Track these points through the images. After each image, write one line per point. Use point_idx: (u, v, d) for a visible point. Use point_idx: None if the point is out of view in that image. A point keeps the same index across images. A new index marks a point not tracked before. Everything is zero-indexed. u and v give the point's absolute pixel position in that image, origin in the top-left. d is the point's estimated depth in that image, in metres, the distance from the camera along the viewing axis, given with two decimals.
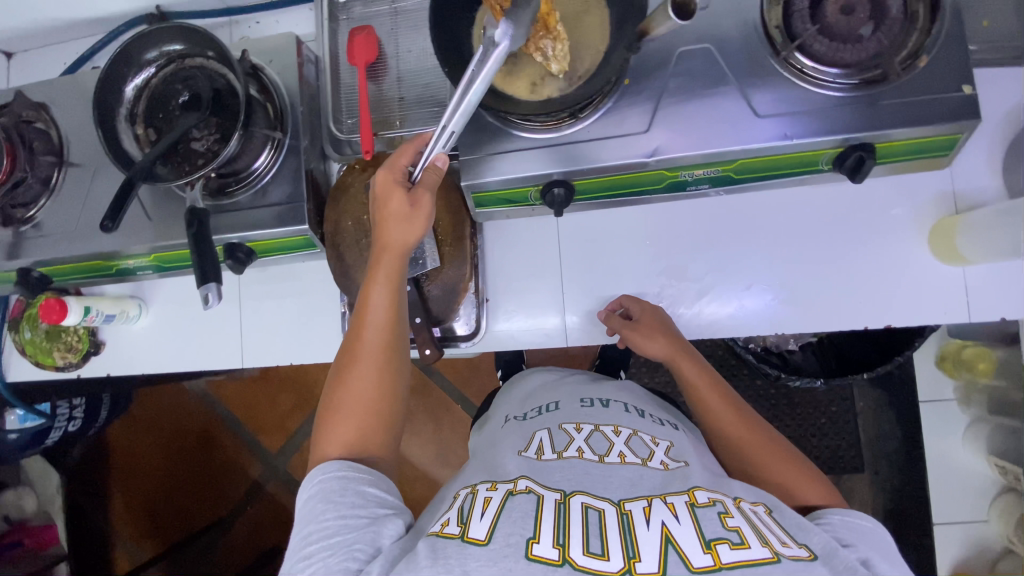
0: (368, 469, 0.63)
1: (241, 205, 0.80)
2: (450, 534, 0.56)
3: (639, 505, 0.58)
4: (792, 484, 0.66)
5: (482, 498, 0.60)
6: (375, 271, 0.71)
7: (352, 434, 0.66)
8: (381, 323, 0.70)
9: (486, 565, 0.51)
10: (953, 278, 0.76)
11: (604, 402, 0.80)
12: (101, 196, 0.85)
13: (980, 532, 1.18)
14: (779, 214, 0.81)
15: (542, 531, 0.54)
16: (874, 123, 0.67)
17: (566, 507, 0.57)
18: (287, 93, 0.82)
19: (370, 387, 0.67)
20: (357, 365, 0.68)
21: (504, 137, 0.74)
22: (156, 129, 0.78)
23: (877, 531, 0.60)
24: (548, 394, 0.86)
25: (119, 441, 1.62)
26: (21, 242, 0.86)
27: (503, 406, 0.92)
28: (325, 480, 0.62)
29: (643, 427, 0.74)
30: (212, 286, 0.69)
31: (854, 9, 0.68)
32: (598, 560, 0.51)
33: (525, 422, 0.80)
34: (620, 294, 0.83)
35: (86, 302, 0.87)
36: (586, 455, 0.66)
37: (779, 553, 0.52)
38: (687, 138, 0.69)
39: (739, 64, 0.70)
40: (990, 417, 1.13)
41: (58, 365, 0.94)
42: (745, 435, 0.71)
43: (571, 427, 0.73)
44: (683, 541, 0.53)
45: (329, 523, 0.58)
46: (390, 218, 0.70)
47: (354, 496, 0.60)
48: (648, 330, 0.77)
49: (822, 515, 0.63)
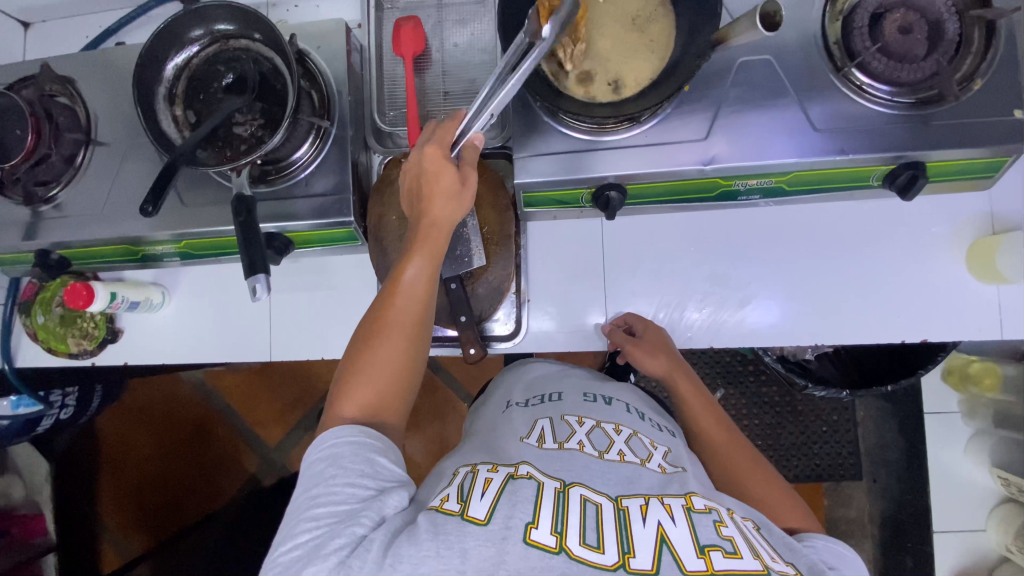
0: (379, 436, 0.60)
1: (282, 195, 0.78)
2: (449, 510, 0.54)
3: (636, 502, 0.56)
4: (774, 507, 0.66)
5: (483, 478, 0.58)
6: (416, 246, 0.66)
7: (374, 401, 0.63)
8: (418, 298, 0.65)
9: (484, 545, 0.49)
10: (988, 296, 0.78)
11: (607, 399, 0.74)
12: (130, 178, 0.81)
13: (978, 541, 1.21)
14: (820, 227, 0.81)
15: (541, 516, 0.52)
16: (928, 142, 0.69)
17: (566, 496, 0.55)
18: (334, 80, 0.80)
19: (400, 360, 0.64)
20: (389, 334, 0.64)
21: (560, 137, 0.73)
22: (196, 111, 0.76)
23: (856, 561, 0.59)
24: (553, 383, 0.79)
25: (108, 432, 1.55)
26: (39, 222, 0.82)
27: (497, 395, 0.82)
28: (336, 445, 0.59)
29: (642, 429, 0.69)
30: (261, 277, 0.65)
31: (912, 29, 0.69)
32: (593, 553, 0.49)
33: (527, 412, 0.73)
34: (626, 310, 0.83)
35: (112, 288, 0.84)
36: (587, 450, 0.63)
37: (769, 567, 0.51)
38: (744, 149, 0.70)
39: (799, 77, 0.71)
40: (994, 430, 1.17)
41: (71, 352, 0.90)
42: (733, 454, 0.71)
43: (573, 418, 0.69)
44: (677, 543, 0.51)
45: (337, 489, 0.56)
46: (437, 193, 0.64)
47: (365, 463, 0.58)
48: (648, 348, 0.78)
49: (806, 538, 0.61)
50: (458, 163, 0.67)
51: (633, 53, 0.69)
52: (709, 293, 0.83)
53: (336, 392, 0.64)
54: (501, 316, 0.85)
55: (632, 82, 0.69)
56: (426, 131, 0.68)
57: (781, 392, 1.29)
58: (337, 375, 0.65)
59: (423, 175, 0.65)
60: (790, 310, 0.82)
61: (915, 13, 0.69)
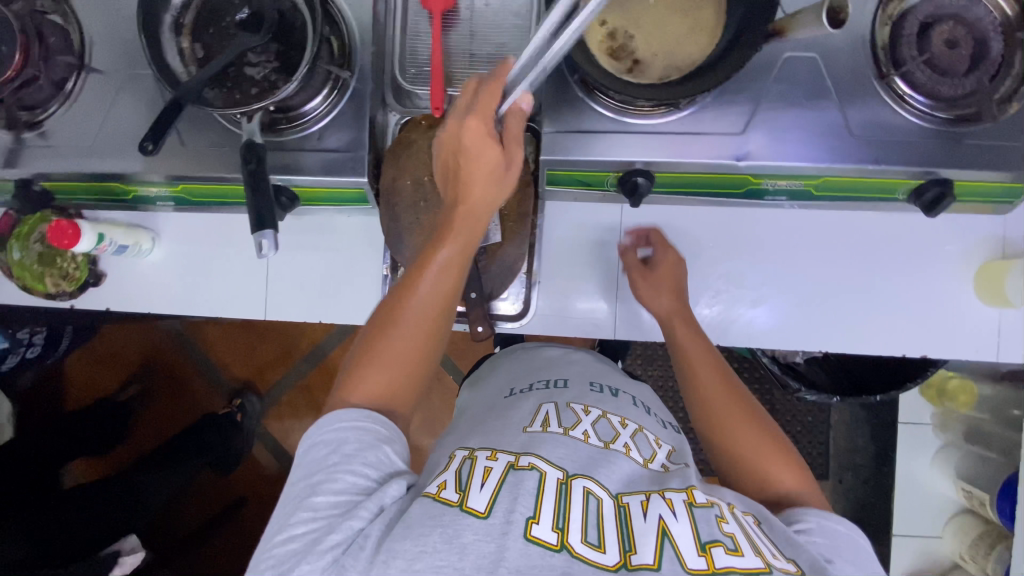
0: (387, 424, 0.58)
1: (291, 146, 0.74)
2: (447, 500, 0.51)
3: (636, 498, 0.54)
4: (763, 464, 0.63)
5: (481, 467, 0.55)
6: (448, 234, 0.61)
7: (384, 389, 0.59)
8: (442, 291, 0.60)
9: (484, 540, 0.47)
10: (988, 318, 0.80)
11: (614, 390, 0.72)
12: (125, 111, 0.75)
13: (933, 547, 1.26)
14: (837, 234, 0.81)
15: (542, 511, 0.50)
16: (960, 161, 0.68)
17: (568, 489, 0.52)
18: (358, 28, 0.74)
19: (416, 351, 0.60)
20: (406, 325, 0.60)
21: (591, 116, 0.70)
22: (205, 46, 0.70)
23: (852, 534, 0.56)
24: (555, 369, 0.75)
25: (77, 372, 1.46)
26: (20, 149, 0.75)
27: (500, 375, 0.79)
28: (341, 431, 0.56)
29: (648, 424, 0.67)
30: (268, 232, 0.61)
31: (958, 44, 0.68)
32: (594, 551, 0.48)
33: (532, 397, 0.69)
34: (654, 227, 0.81)
35: (99, 229, 0.79)
36: (592, 441, 0.60)
37: (770, 564, 0.49)
38: (779, 149, 0.68)
39: (843, 81, 0.69)
40: (963, 444, 1.20)
41: (50, 293, 0.84)
42: (724, 401, 0.68)
43: (579, 407, 0.65)
44: (679, 537, 0.49)
45: (338, 478, 0.53)
46: (478, 178, 0.60)
47: (368, 452, 0.55)
48: (656, 285, 0.76)
49: (798, 515, 0.58)
50: (501, 136, 0.62)
51: (676, 37, 0.66)
52: (722, 290, 0.82)
53: (347, 375, 0.60)
54: (508, 294, 0.83)
55: (673, 70, 0.66)
56: (466, 93, 0.62)
57: (763, 389, 1.32)
58: (350, 359, 0.61)
59: (463, 152, 0.60)
60: (797, 314, 0.82)
61: (964, 28, 0.68)
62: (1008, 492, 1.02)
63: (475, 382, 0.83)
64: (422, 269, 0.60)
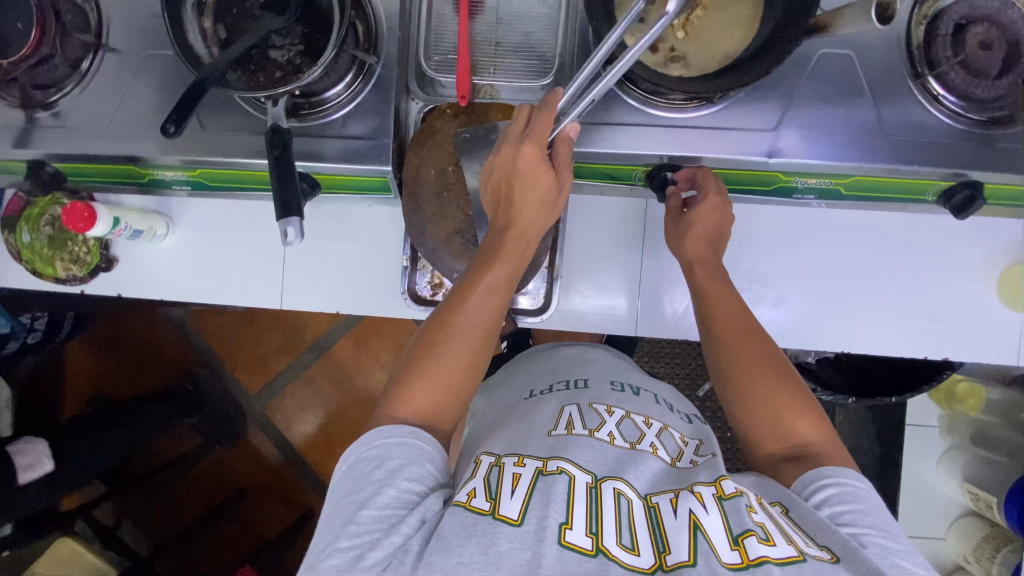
0: (431, 442, 0.56)
1: (314, 132, 0.72)
2: (479, 508, 0.50)
3: (665, 497, 0.53)
4: (784, 416, 0.58)
5: (510, 474, 0.54)
6: (499, 253, 0.61)
7: (432, 407, 0.57)
8: (492, 309, 0.60)
9: (519, 548, 0.47)
10: (1010, 322, 0.80)
11: (636, 388, 0.71)
12: (143, 92, 0.73)
13: (938, 548, 1.26)
14: (863, 235, 0.80)
15: (575, 516, 0.49)
16: (994, 164, 0.67)
17: (598, 492, 0.52)
18: (383, 10, 0.73)
19: (464, 370, 0.58)
20: (456, 343, 0.58)
21: (620, 109, 0.69)
22: (228, 26, 0.68)
23: (867, 491, 0.53)
24: (575, 368, 0.74)
25: (78, 359, 1.44)
26: (33, 129, 0.73)
27: (520, 377, 0.78)
28: (384, 445, 0.54)
29: (672, 422, 0.66)
30: (295, 221, 0.60)
31: (991, 46, 0.67)
32: (629, 554, 0.47)
33: (553, 398, 0.67)
34: (704, 166, 0.71)
35: (115, 213, 0.77)
36: (618, 442, 0.59)
37: (804, 551, 0.47)
38: (812, 148, 0.67)
39: (877, 79, 0.68)
40: (969, 446, 1.21)
41: (58, 277, 0.83)
42: (745, 340, 0.62)
43: (601, 407, 0.64)
44: (711, 530, 0.48)
45: (383, 494, 0.51)
46: (531, 199, 0.61)
47: (410, 466, 0.53)
48: (684, 224, 0.69)
49: (819, 473, 0.54)
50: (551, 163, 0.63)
51: (711, 30, 0.65)
52: (746, 289, 0.81)
53: (392, 392, 0.58)
54: (529, 288, 0.82)
55: (705, 62, 0.65)
56: (518, 120, 0.63)
57: None
58: (395, 377, 0.59)
59: (515, 176, 0.61)
60: (819, 314, 0.82)
61: (997, 30, 0.67)
62: (1015, 497, 1.03)
63: (495, 382, 0.82)
64: (472, 287, 0.60)
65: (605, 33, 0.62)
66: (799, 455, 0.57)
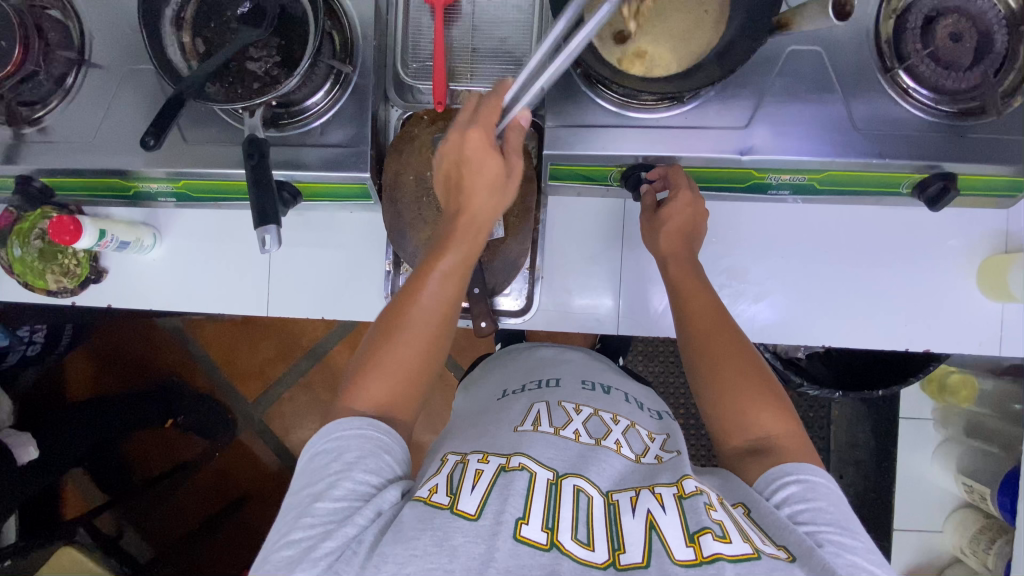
0: (387, 432, 0.56)
1: (293, 141, 0.73)
2: (438, 503, 0.51)
3: (626, 495, 0.54)
4: (749, 409, 0.59)
5: (473, 470, 0.55)
6: (450, 242, 0.62)
7: (389, 397, 0.59)
8: (444, 300, 0.61)
9: (473, 542, 0.48)
10: (991, 312, 0.80)
11: (606, 387, 0.71)
12: (127, 107, 0.74)
13: (935, 541, 1.25)
14: (840, 229, 0.81)
15: (532, 512, 0.50)
16: (963, 155, 0.68)
17: (558, 488, 0.52)
18: (359, 24, 0.74)
19: (419, 360, 0.60)
20: (409, 334, 0.60)
21: (591, 110, 0.70)
22: (207, 40, 0.70)
23: (831, 490, 0.54)
24: (549, 368, 0.75)
25: (78, 369, 1.46)
26: (20, 146, 0.75)
27: (494, 376, 0.79)
28: (342, 437, 0.55)
29: (640, 420, 0.67)
30: (272, 228, 0.61)
31: (962, 37, 0.67)
32: (584, 549, 0.48)
33: (524, 397, 0.68)
34: (676, 163, 0.71)
35: (101, 225, 0.78)
36: (582, 439, 0.60)
37: (760, 550, 0.48)
38: (781, 145, 0.68)
39: (847, 74, 0.69)
40: (964, 439, 1.19)
41: (50, 289, 0.84)
42: (716, 333, 0.63)
43: (569, 405, 0.65)
44: (667, 530, 0.49)
45: (338, 486, 0.52)
46: (480, 186, 0.61)
47: (368, 458, 0.54)
48: (657, 223, 0.70)
49: (782, 469, 0.55)
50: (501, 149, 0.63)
51: (679, 31, 0.66)
52: (725, 285, 0.82)
53: (352, 381, 0.59)
54: (511, 291, 0.83)
55: (678, 64, 0.65)
56: (466, 107, 0.63)
57: None
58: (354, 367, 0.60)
59: (463, 162, 0.61)
60: (797, 309, 0.82)
61: (967, 21, 0.67)
62: (1007, 487, 1.03)
63: (472, 381, 0.83)
64: (423, 278, 0.61)
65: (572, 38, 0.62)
66: (761, 449, 0.58)
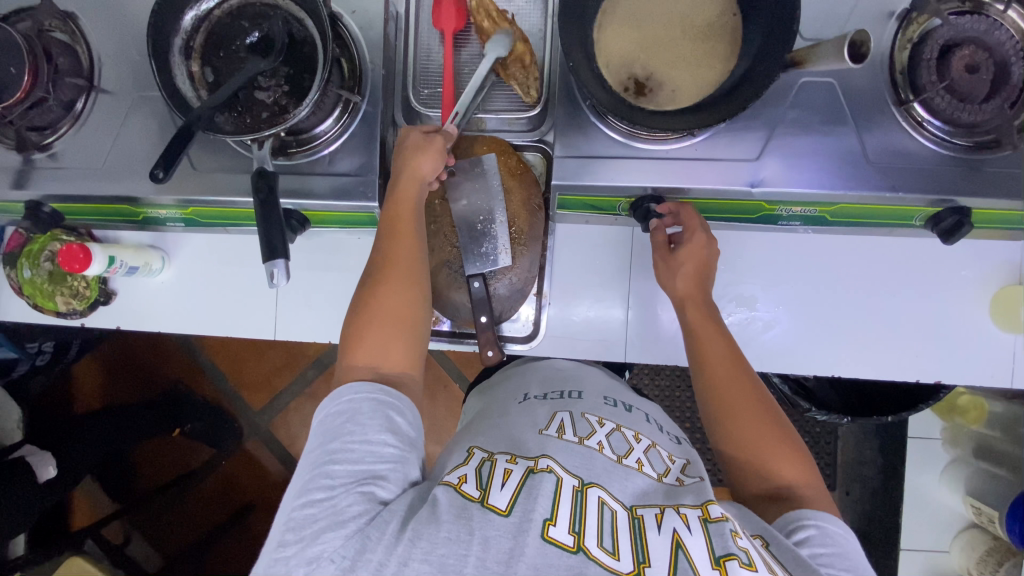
0: (396, 397, 0.57)
1: (302, 170, 0.73)
2: (468, 495, 0.52)
3: (651, 510, 0.53)
4: (768, 457, 0.60)
5: (502, 468, 0.55)
6: (398, 208, 0.66)
7: (380, 349, 0.60)
8: (415, 245, 0.66)
9: (504, 536, 0.48)
10: (1003, 343, 0.79)
11: (628, 405, 0.71)
12: (135, 133, 0.74)
13: (942, 561, 1.25)
14: (852, 257, 0.80)
15: (559, 514, 0.50)
16: (978, 189, 0.67)
17: (583, 496, 0.52)
18: (368, 48, 0.74)
19: (406, 309, 0.62)
20: (387, 293, 0.62)
21: (602, 140, 0.70)
22: (216, 69, 0.70)
23: (846, 536, 0.54)
24: (573, 379, 0.75)
25: (86, 379, 1.47)
26: (30, 171, 0.75)
27: (510, 383, 0.77)
28: (356, 400, 0.56)
29: (661, 440, 0.66)
30: (280, 262, 0.61)
31: (979, 68, 0.65)
32: (609, 557, 0.48)
33: (547, 404, 0.68)
34: (685, 203, 0.72)
35: (110, 251, 0.79)
36: (606, 452, 0.59)
37: None
38: (793, 175, 0.67)
39: (861, 106, 0.68)
40: (973, 460, 1.19)
41: (59, 311, 0.85)
42: (736, 384, 0.64)
43: (593, 418, 0.65)
44: (694, 550, 0.49)
45: (354, 447, 0.53)
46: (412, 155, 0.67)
47: (383, 422, 0.55)
48: (675, 262, 0.71)
49: (800, 514, 0.55)
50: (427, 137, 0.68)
51: (690, 63, 0.65)
52: (734, 312, 0.81)
53: (344, 349, 0.61)
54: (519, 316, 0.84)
55: (697, 94, 0.65)
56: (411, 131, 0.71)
57: None
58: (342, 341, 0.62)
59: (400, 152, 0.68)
60: (808, 335, 0.81)
61: (984, 52, 0.65)
62: (1017, 514, 1.00)
63: (483, 386, 0.83)
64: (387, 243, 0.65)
65: (582, 74, 0.61)
66: (781, 497, 0.59)
